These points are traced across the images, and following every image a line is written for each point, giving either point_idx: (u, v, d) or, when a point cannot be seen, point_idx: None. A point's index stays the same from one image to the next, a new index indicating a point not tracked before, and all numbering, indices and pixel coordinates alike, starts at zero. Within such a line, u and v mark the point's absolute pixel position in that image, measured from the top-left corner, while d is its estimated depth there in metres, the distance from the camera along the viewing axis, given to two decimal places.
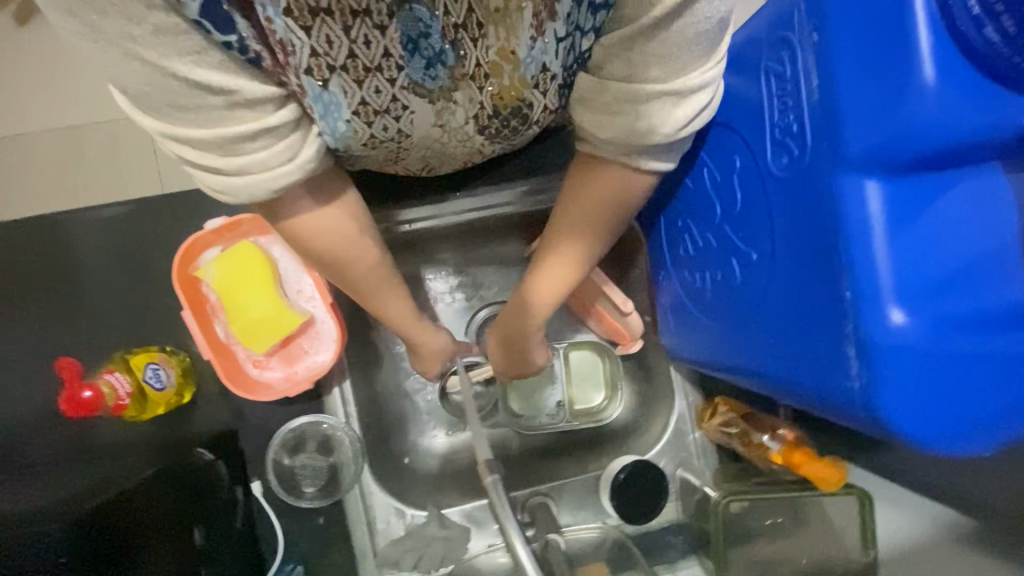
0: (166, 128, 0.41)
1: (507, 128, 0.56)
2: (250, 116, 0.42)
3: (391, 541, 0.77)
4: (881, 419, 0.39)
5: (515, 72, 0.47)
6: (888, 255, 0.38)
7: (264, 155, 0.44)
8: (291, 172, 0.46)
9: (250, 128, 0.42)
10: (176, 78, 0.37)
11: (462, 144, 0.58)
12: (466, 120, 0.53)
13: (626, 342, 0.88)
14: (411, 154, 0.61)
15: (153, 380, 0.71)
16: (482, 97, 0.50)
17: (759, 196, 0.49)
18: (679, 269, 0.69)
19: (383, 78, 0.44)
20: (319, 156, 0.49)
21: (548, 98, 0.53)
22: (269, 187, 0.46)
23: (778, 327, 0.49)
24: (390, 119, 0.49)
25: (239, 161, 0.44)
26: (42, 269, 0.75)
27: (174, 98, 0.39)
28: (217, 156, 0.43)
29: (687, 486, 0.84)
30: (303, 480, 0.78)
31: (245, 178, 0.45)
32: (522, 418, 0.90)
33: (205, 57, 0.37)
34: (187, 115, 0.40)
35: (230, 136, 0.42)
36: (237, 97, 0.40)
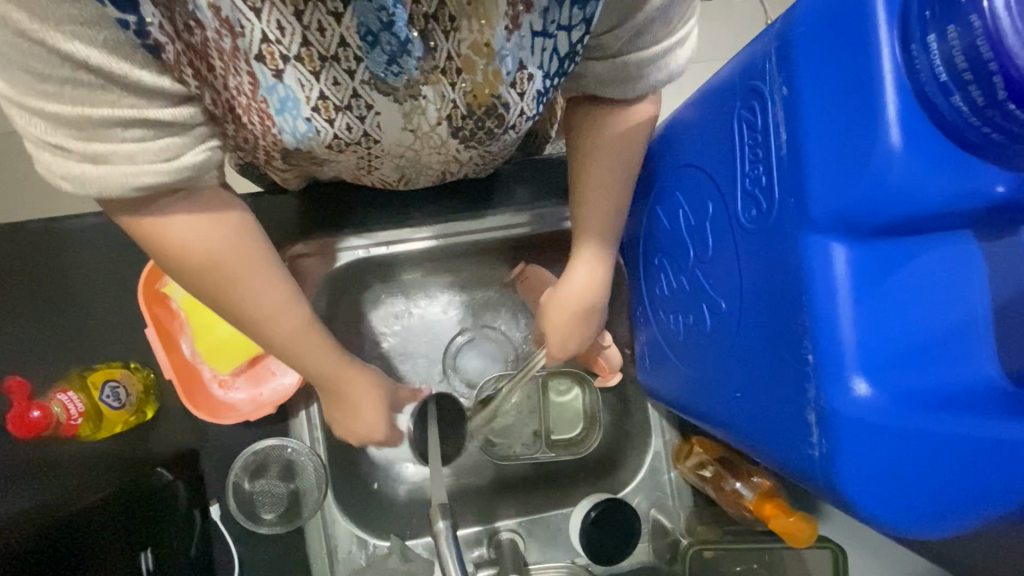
0: (14, 93, 0.37)
1: (484, 132, 0.55)
2: (127, 102, 0.38)
3: (352, 571, 0.75)
4: (842, 493, 0.37)
5: (489, 68, 0.46)
6: (852, 323, 0.36)
7: (138, 154, 0.40)
8: (164, 171, 0.42)
9: (124, 114, 0.38)
10: (47, 46, 0.34)
11: (436, 151, 0.58)
12: (438, 120, 0.52)
13: (605, 375, 0.86)
14: (384, 162, 0.60)
15: (110, 399, 0.69)
16: (454, 94, 0.49)
17: (728, 245, 0.48)
18: (655, 310, 0.68)
19: (340, 69, 0.44)
20: (205, 167, 0.45)
21: (525, 100, 0.52)
22: (132, 184, 0.41)
23: (745, 382, 0.48)
24: (352, 118, 0.48)
25: (98, 147, 0.39)
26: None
27: (30, 61, 0.35)
28: (74, 137, 0.38)
29: (659, 528, 0.82)
30: (262, 506, 0.75)
31: (102, 169, 0.40)
32: (496, 447, 0.88)
33: (88, 30, 0.35)
34: (47, 86, 0.36)
35: (96, 118, 0.38)
36: (114, 78, 0.37)
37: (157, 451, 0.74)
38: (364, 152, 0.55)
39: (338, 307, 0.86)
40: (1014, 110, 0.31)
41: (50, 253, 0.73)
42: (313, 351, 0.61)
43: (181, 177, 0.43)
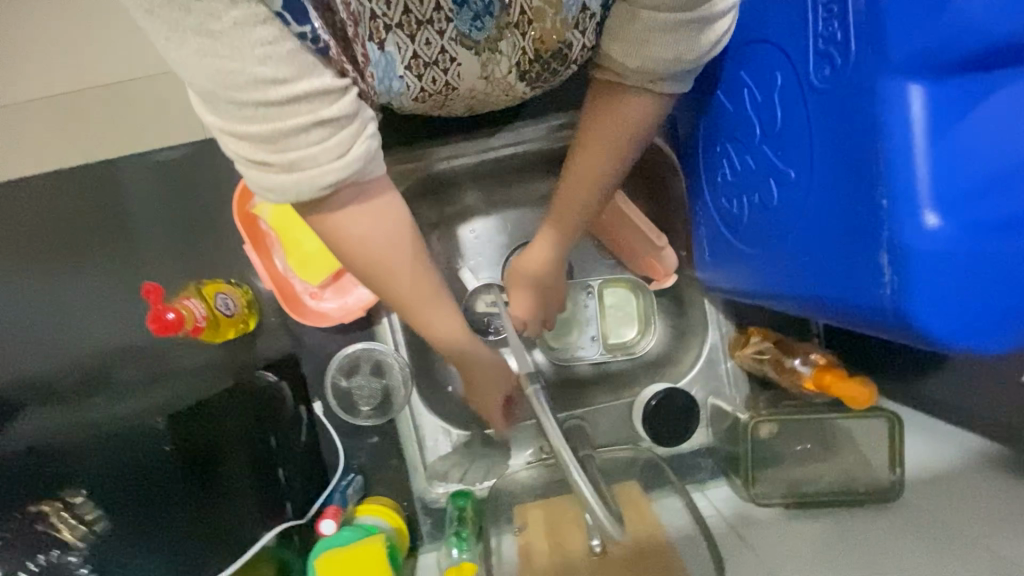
0: (227, 126, 0.42)
1: (548, 71, 0.66)
2: (307, 109, 0.41)
3: (439, 457, 0.85)
4: (910, 323, 0.41)
5: (557, 16, 0.59)
6: (927, 163, 0.38)
7: (323, 156, 0.44)
8: (346, 170, 0.45)
9: (303, 121, 0.42)
10: (245, 77, 0.39)
11: (504, 93, 0.69)
12: (509, 69, 0.64)
13: (659, 279, 0.90)
14: (456, 104, 0.72)
15: (224, 307, 0.77)
16: (525, 43, 0.61)
17: (798, 111, 0.49)
18: (715, 195, 0.71)
19: (433, 30, 0.55)
20: (373, 154, 0.47)
21: (586, 36, 0.62)
22: (319, 183, 0.45)
23: (812, 245, 0.51)
24: (438, 71, 0.61)
25: (292, 156, 0.43)
26: (112, 208, 0.82)
27: (234, 92, 0.40)
28: (271, 152, 0.43)
29: (718, 414, 0.87)
30: (359, 399, 0.84)
31: (297, 176, 0.44)
32: (557, 350, 0.94)
33: (276, 49, 0.39)
34: (248, 113, 0.41)
35: (285, 129, 0.42)
36: (297, 90, 0.40)
37: (264, 356, 0.83)
38: (443, 97, 0.66)
39: None
40: None
41: (152, 188, 0.83)
42: (441, 316, 0.63)
43: (356, 168, 0.46)
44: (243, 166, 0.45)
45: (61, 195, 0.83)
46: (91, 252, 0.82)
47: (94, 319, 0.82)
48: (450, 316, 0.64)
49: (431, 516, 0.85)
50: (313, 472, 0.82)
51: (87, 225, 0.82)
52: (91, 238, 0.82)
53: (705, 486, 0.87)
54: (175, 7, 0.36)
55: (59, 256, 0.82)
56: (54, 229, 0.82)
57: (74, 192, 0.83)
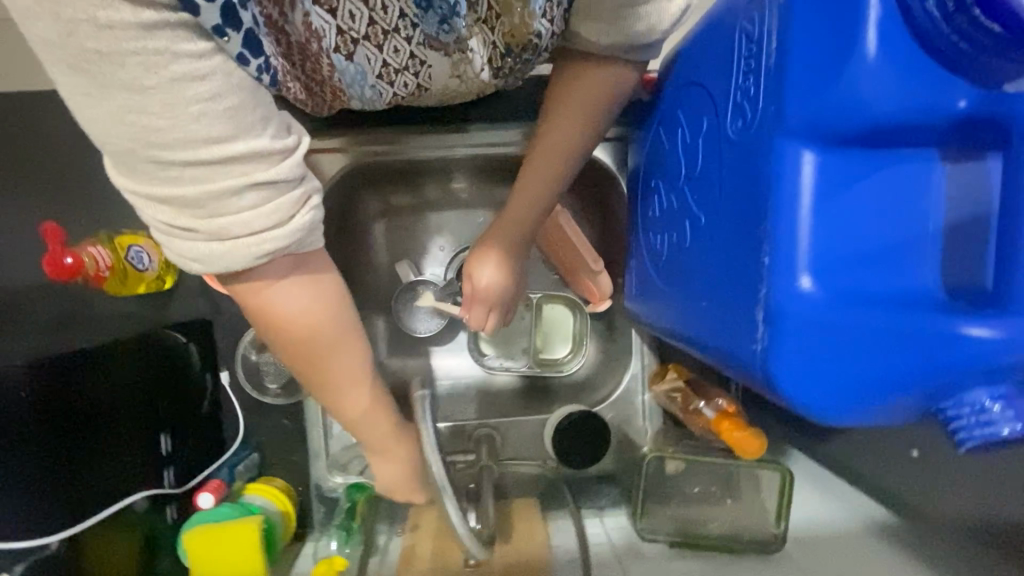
0: (143, 185, 0.39)
1: (521, 63, 0.65)
2: (241, 172, 0.39)
3: (343, 447, 0.85)
4: (773, 381, 0.41)
5: (525, 10, 0.57)
6: (808, 229, 0.39)
7: (256, 219, 0.41)
8: (280, 235, 0.42)
9: (238, 183, 0.39)
10: (174, 137, 0.36)
11: (479, 86, 0.70)
12: (482, 65, 0.65)
13: (595, 301, 0.91)
14: (429, 99, 0.72)
15: (136, 261, 0.75)
16: (494, 37, 0.61)
17: (715, 157, 0.50)
18: (648, 230, 0.71)
19: (400, 38, 0.56)
20: (315, 222, 0.44)
21: (554, 25, 0.59)
22: (252, 253, 0.42)
23: (711, 292, 0.51)
24: (409, 76, 0.63)
25: (220, 222, 0.40)
26: (29, 129, 0.77)
27: (157, 150, 0.36)
28: (195, 216, 0.40)
29: (626, 443, 0.88)
30: (267, 376, 0.83)
31: (228, 246, 0.41)
32: (486, 357, 0.94)
33: (214, 105, 0.36)
34: (173, 174, 0.38)
35: (215, 193, 0.38)
36: (230, 150, 0.37)
37: (175, 318, 0.80)
38: (417, 95, 0.68)
39: (349, 206, 0.91)
40: (978, 15, 0.33)
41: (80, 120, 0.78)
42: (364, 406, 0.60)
43: (297, 237, 0.43)
44: (161, 230, 0.41)
45: None
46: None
47: None
48: (377, 411, 0.61)
49: (324, 504, 0.84)
50: (206, 443, 0.80)
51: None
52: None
53: (602, 513, 0.86)
54: (104, 61, 0.34)
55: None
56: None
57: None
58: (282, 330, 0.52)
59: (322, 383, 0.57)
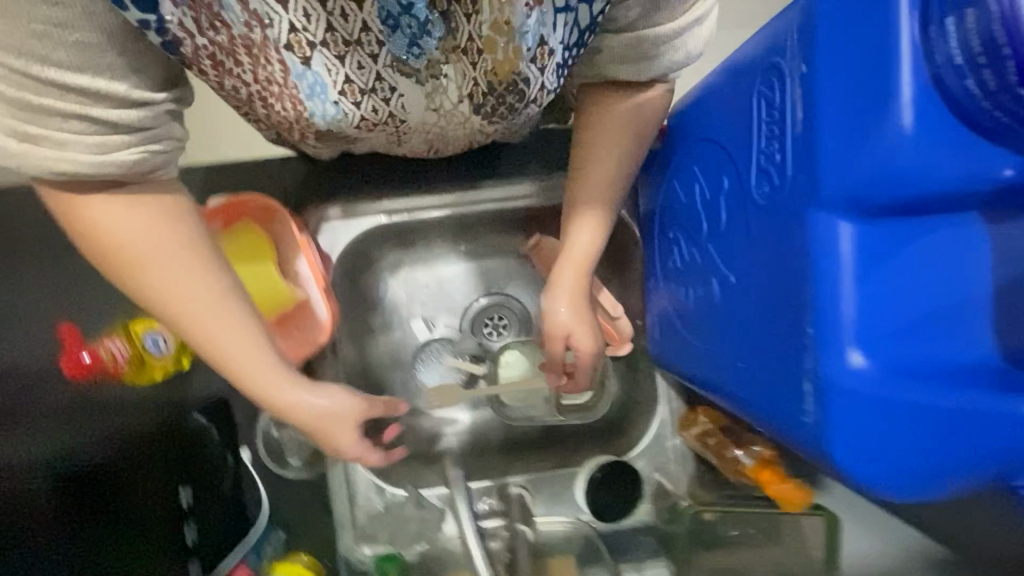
0: None
1: (505, 105, 0.63)
2: (73, 98, 0.42)
3: (369, 516, 0.83)
4: (830, 457, 0.40)
5: (509, 46, 0.53)
6: (851, 299, 0.38)
7: (100, 159, 0.45)
8: (82, 164, 0.44)
9: (66, 107, 0.42)
10: (26, 56, 0.40)
11: (462, 126, 0.67)
12: (460, 98, 0.60)
13: (614, 344, 0.89)
14: (413, 138, 0.69)
15: (153, 346, 0.74)
16: (476, 73, 0.57)
17: (740, 218, 0.49)
18: (668, 279, 0.70)
19: (364, 54, 0.52)
20: (137, 169, 0.47)
21: (544, 76, 0.59)
22: (52, 167, 0.44)
23: (747, 354, 0.49)
24: (377, 101, 0.58)
25: (41, 128, 0.43)
26: (46, 218, 0.78)
27: (0, 53, 0.40)
28: (23, 114, 0.42)
29: (660, 491, 0.85)
30: (289, 450, 0.81)
31: (24, 147, 0.43)
32: (509, 408, 0.92)
33: (63, 36, 0.39)
34: (13, 77, 0.41)
35: (45, 107, 0.42)
36: (74, 81, 0.41)
37: (191, 397, 0.78)
38: (393, 131, 0.64)
39: (359, 267, 0.90)
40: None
41: None
42: (229, 334, 0.54)
43: (105, 173, 0.45)
44: None
45: None
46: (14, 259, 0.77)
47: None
48: (249, 350, 0.56)
49: None
50: (234, 529, 0.77)
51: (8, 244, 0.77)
52: (15, 243, 0.77)
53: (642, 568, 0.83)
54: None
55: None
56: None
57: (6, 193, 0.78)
58: (111, 260, 0.50)
59: (167, 314, 0.53)
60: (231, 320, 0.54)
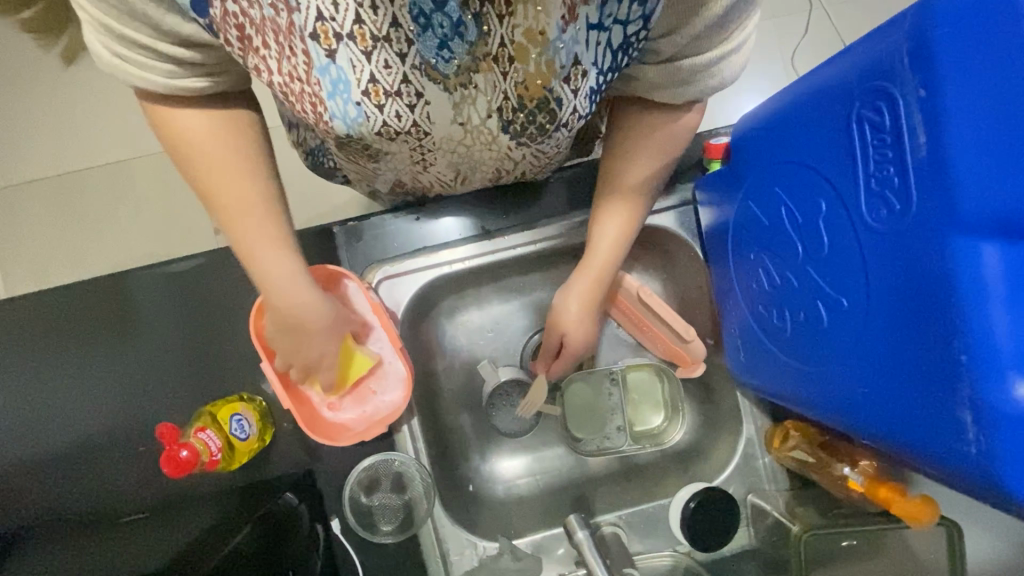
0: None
1: (535, 126, 0.60)
2: (147, 29, 0.49)
3: (464, 573, 0.80)
4: (998, 485, 0.38)
5: (542, 58, 0.51)
6: (1008, 324, 0.37)
7: (166, 80, 0.53)
8: (158, 83, 0.53)
9: (142, 35, 0.49)
10: None
11: (487, 146, 0.64)
12: (488, 112, 0.57)
13: (687, 366, 0.88)
14: (437, 158, 0.67)
15: (238, 431, 0.75)
16: (506, 84, 0.54)
17: (847, 242, 0.48)
18: (750, 300, 0.68)
19: (392, 50, 0.48)
20: (200, 90, 0.55)
21: (578, 96, 0.57)
22: (132, 82, 0.53)
23: (873, 379, 0.48)
24: (402, 105, 0.53)
25: (120, 50, 0.51)
26: (121, 310, 0.80)
27: None
28: (109, 37, 0.50)
29: (758, 512, 0.82)
30: (380, 517, 0.79)
31: (114, 63, 0.52)
32: (582, 443, 0.91)
33: None
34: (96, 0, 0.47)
35: (127, 33, 0.49)
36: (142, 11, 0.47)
37: (277, 471, 0.79)
38: (415, 143, 0.60)
39: (422, 318, 0.90)
40: None
41: (160, 293, 0.80)
42: (258, 233, 0.62)
43: (177, 92, 0.54)
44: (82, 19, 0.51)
45: (60, 309, 0.79)
46: (98, 351, 0.79)
47: (98, 441, 0.77)
48: (271, 247, 0.63)
49: None
50: None
51: (89, 340, 0.79)
52: (96, 338, 0.79)
53: None
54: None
55: (61, 359, 0.79)
56: (59, 330, 0.79)
57: (83, 290, 0.80)
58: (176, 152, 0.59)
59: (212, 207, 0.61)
60: (264, 221, 0.62)
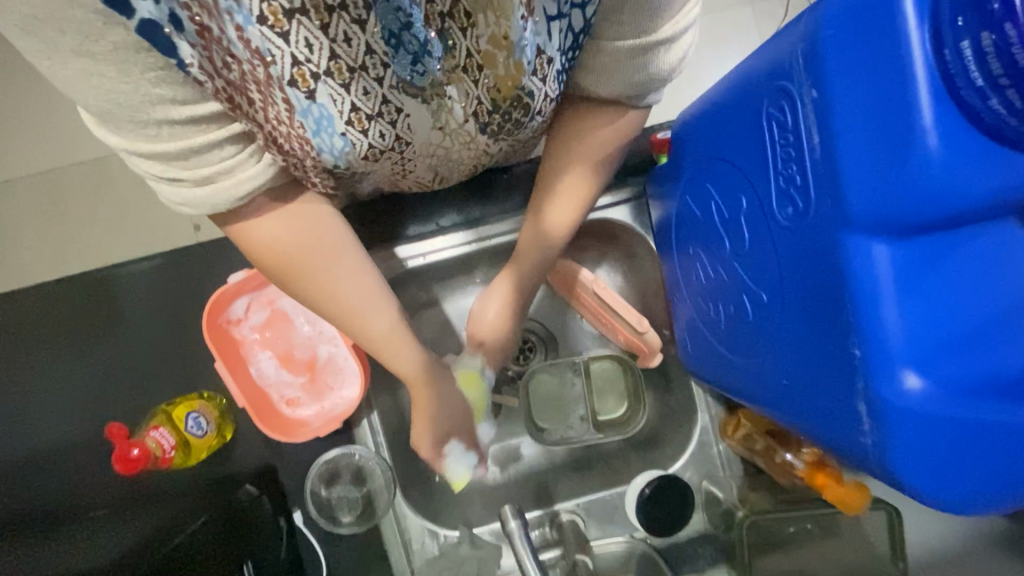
0: (128, 144, 0.48)
1: (511, 121, 0.62)
2: (212, 130, 0.49)
3: (426, 561, 0.83)
4: (896, 476, 0.39)
5: (510, 61, 0.51)
6: (899, 319, 0.37)
7: (252, 175, 0.53)
8: (250, 177, 0.54)
9: (210, 140, 0.49)
10: (142, 97, 0.44)
11: (467, 145, 0.66)
12: (466, 116, 0.59)
13: (645, 355, 0.88)
14: (418, 164, 0.68)
15: (195, 428, 0.76)
16: (479, 91, 0.55)
17: (763, 238, 0.49)
18: (692, 292, 0.69)
19: (369, 77, 0.50)
20: (269, 171, 0.55)
21: (547, 83, 0.58)
22: (231, 194, 0.54)
23: (791, 371, 0.49)
24: (384, 123, 0.55)
25: (203, 173, 0.51)
26: (81, 311, 0.81)
27: (130, 111, 0.45)
28: (181, 169, 0.50)
29: (712, 499, 0.84)
30: (340, 508, 0.81)
31: (208, 188, 0.52)
32: (546, 432, 0.92)
33: (167, 73, 0.43)
34: (149, 131, 0.47)
35: (192, 148, 0.49)
36: (197, 113, 0.47)
37: (239, 467, 0.80)
38: (399, 156, 0.63)
39: None
40: None
41: (120, 294, 0.82)
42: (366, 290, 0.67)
43: (267, 175, 0.55)
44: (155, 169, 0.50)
45: (22, 311, 0.81)
46: (59, 353, 0.80)
47: (61, 439, 0.79)
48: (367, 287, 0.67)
49: None
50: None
51: (51, 341, 0.81)
52: (57, 342, 0.80)
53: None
54: (48, 27, 0.39)
55: (23, 361, 0.80)
56: (16, 334, 0.80)
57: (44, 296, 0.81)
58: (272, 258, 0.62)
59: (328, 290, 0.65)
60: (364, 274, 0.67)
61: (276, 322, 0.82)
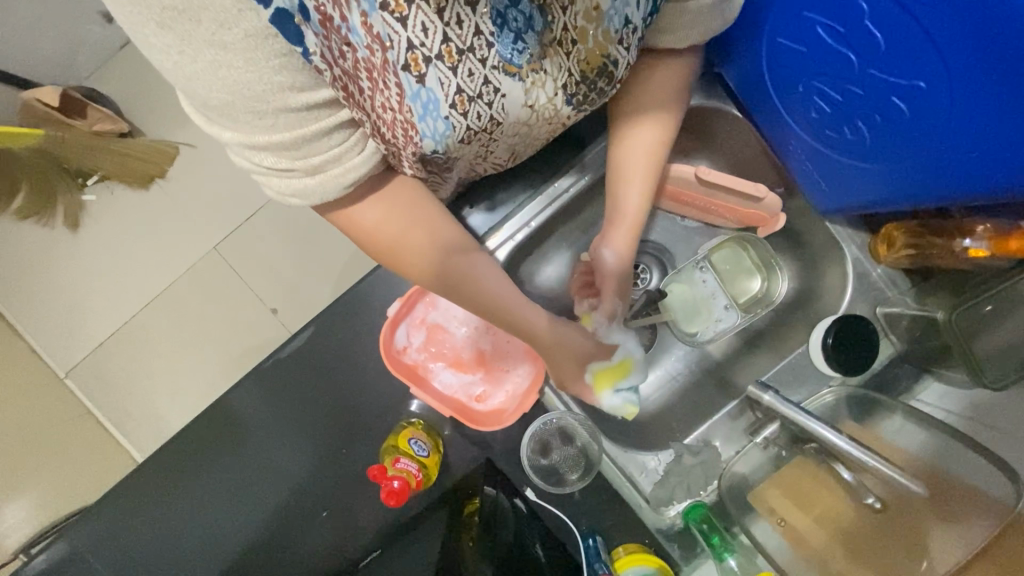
0: (245, 138, 0.54)
1: (595, 92, 0.67)
2: (325, 116, 0.54)
3: (656, 483, 0.88)
4: None
5: (599, 30, 0.59)
6: None
7: (352, 162, 0.59)
8: (354, 165, 0.59)
9: (325, 124, 0.55)
10: (264, 83, 0.50)
11: (549, 121, 0.68)
12: (555, 91, 0.63)
13: (768, 223, 0.90)
14: (499, 146, 0.70)
15: (423, 451, 0.82)
16: (570, 63, 0.61)
17: (903, 30, 0.50)
18: (810, 128, 0.69)
19: (475, 59, 0.54)
20: (369, 158, 0.60)
21: (629, 53, 0.63)
22: (341, 182, 0.59)
23: (978, 134, 0.50)
24: (482, 105, 0.59)
25: (314, 161, 0.56)
26: (263, 405, 0.84)
27: (250, 102, 0.51)
28: (293, 158, 0.56)
29: (894, 319, 0.85)
30: (566, 470, 0.86)
31: (319, 177, 0.58)
32: (698, 335, 0.95)
33: (289, 58, 0.49)
34: (268, 123, 0.53)
35: (305, 136, 0.54)
36: (311, 98, 0.52)
37: (461, 473, 0.87)
38: (488, 138, 0.65)
39: None
40: None
41: (289, 376, 0.84)
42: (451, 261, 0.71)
43: (370, 159, 0.60)
44: (266, 165, 0.56)
45: (211, 426, 0.84)
46: (264, 447, 0.85)
47: (304, 514, 0.86)
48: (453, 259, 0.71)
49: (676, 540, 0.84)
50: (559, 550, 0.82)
51: (248, 442, 0.84)
52: (248, 444, 0.84)
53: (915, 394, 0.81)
54: (185, 19, 0.46)
55: (237, 466, 0.84)
56: (220, 447, 0.84)
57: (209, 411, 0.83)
58: (363, 236, 0.69)
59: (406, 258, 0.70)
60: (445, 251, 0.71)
61: (435, 336, 0.89)
